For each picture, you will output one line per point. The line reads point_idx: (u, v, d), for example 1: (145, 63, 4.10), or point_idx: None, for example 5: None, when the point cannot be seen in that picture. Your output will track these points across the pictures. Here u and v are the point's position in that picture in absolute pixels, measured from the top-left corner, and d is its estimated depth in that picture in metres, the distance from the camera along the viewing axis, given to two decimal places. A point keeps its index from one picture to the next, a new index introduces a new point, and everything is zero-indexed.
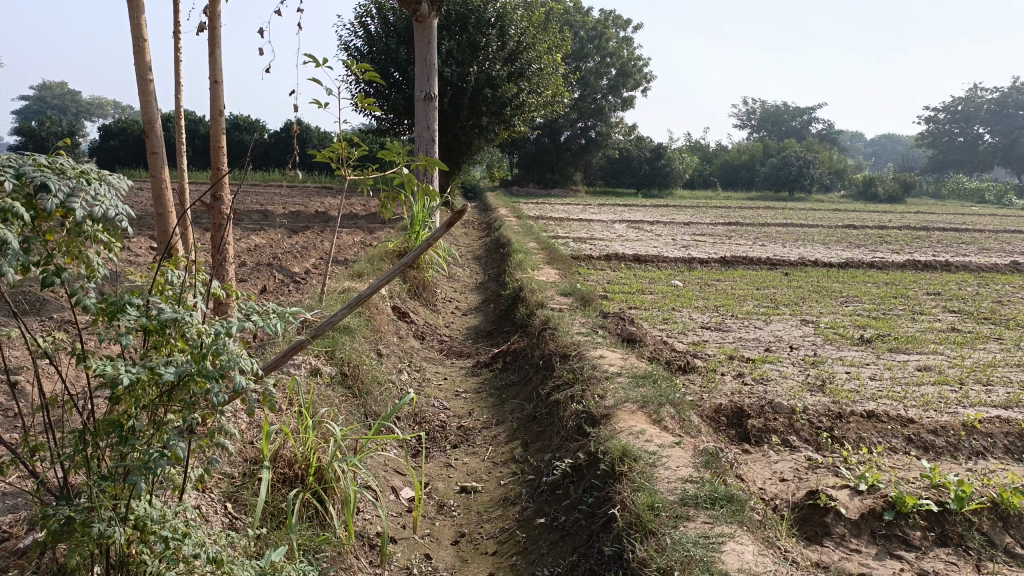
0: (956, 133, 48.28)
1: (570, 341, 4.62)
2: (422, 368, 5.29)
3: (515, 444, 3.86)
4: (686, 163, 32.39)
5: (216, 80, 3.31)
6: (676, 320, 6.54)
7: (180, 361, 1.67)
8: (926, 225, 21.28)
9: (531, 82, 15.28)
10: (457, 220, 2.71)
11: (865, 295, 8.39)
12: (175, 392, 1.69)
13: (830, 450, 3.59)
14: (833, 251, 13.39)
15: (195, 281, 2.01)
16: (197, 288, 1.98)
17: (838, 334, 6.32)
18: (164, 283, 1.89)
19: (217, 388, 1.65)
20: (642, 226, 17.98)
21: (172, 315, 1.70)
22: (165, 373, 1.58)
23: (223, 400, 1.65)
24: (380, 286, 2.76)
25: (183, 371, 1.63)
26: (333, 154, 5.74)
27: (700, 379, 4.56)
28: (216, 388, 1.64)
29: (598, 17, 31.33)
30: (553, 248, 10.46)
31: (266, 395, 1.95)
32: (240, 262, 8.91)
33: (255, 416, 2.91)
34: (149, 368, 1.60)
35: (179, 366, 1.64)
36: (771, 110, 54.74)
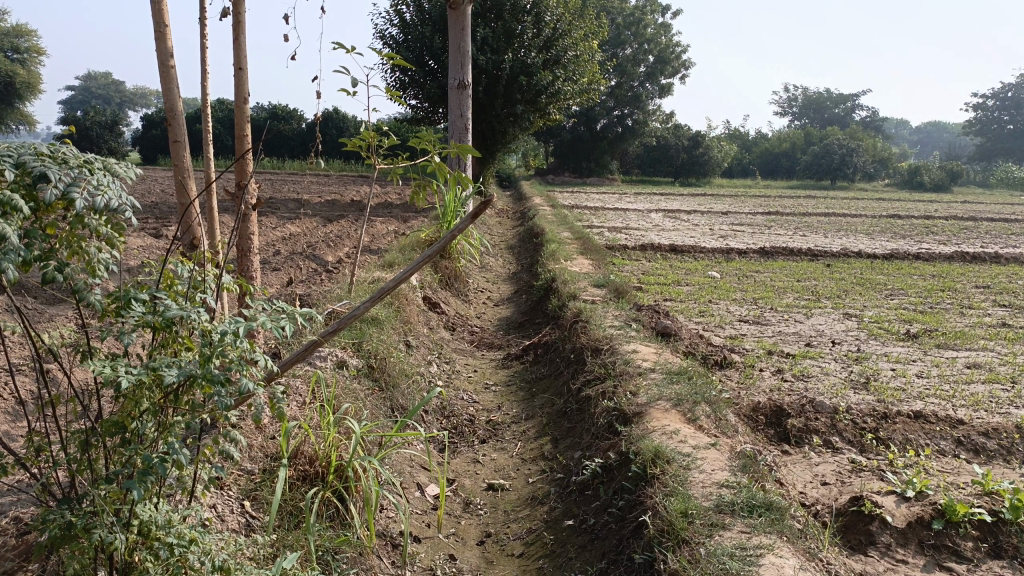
0: (1007, 120, 46.72)
1: (603, 334, 4.49)
2: (452, 360, 5.21)
3: (544, 440, 3.76)
4: (725, 151, 31.83)
5: (240, 67, 3.24)
6: (712, 313, 6.38)
7: (184, 363, 1.61)
8: (974, 215, 20.61)
9: (567, 70, 15.08)
10: (483, 210, 2.60)
11: (911, 288, 8.10)
12: (180, 395, 1.64)
13: (875, 452, 3.43)
14: (876, 241, 13.00)
15: (207, 275, 1.95)
16: (208, 283, 1.92)
17: (883, 329, 6.09)
18: (172, 278, 1.87)
19: (222, 392, 1.60)
20: (679, 215, 17.72)
21: (179, 312, 1.64)
22: (167, 376, 1.53)
23: (228, 405, 1.61)
24: (406, 277, 2.67)
25: (186, 373, 1.57)
26: (363, 143, 5.65)
27: (737, 375, 4.41)
28: (221, 393, 1.59)
29: (636, 4, 30.86)
30: (588, 238, 10.32)
31: (273, 400, 1.94)
32: (274, 251, 8.96)
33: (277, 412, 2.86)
34: (151, 369, 1.56)
35: (183, 367, 1.59)
36: (813, 97, 53.64)
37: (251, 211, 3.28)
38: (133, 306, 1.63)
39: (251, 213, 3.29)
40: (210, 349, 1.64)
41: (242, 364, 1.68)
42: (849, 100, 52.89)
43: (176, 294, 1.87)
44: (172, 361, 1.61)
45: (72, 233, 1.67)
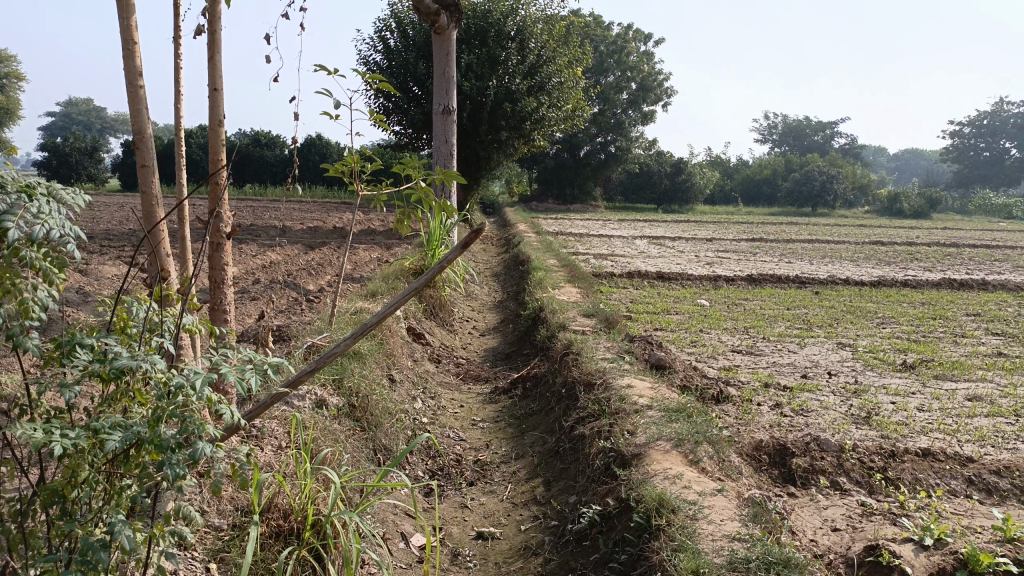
0: (983, 148, 47.46)
1: (595, 367, 4.31)
2: (437, 394, 5.00)
3: (536, 482, 3.57)
4: (707, 177, 32.01)
5: (215, 88, 3.06)
6: (705, 343, 6.22)
7: (132, 425, 1.50)
8: (955, 242, 20.73)
9: (552, 97, 15.04)
10: (473, 240, 2.43)
11: (902, 316, 8.01)
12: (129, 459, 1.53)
13: (884, 494, 3.25)
14: (862, 268, 12.97)
15: (164, 318, 1.85)
16: (165, 327, 1.82)
17: (878, 359, 5.96)
18: (125, 317, 1.77)
19: (171, 458, 1.48)
20: (663, 242, 17.66)
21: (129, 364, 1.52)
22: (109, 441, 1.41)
23: (177, 473, 1.48)
24: (389, 312, 2.50)
25: (131, 436, 1.47)
26: (346, 167, 5.48)
27: (735, 410, 4.23)
28: (171, 461, 1.47)
29: (619, 32, 31.12)
30: (574, 266, 10.18)
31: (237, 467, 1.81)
32: (253, 280, 8.74)
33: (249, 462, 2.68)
34: (91, 431, 1.46)
35: (128, 429, 1.49)
36: (793, 125, 54.32)
37: (226, 240, 3.08)
38: (77, 352, 1.52)
39: (226, 242, 3.08)
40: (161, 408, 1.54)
41: (200, 425, 1.56)
42: (828, 127, 53.59)
43: (130, 337, 1.77)
44: (116, 420, 1.50)
45: (6, 267, 1.49)
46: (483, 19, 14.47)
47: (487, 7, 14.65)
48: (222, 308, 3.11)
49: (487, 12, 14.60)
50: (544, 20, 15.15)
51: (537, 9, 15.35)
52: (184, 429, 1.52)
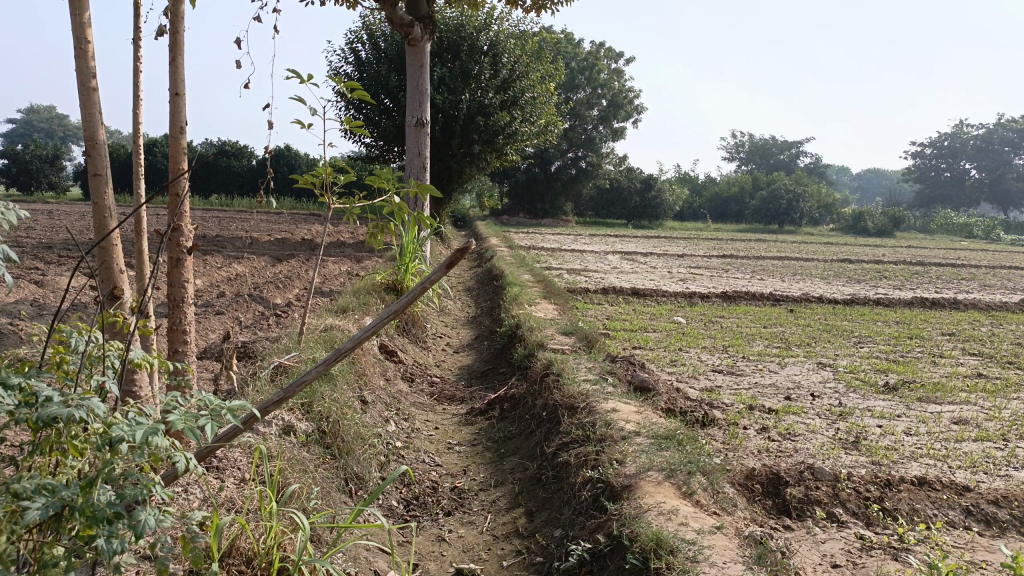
0: (943, 169, 48.47)
1: (578, 390, 4.13)
2: (410, 416, 4.78)
3: (517, 513, 3.37)
4: (676, 194, 32.20)
5: (176, 92, 2.84)
6: (684, 362, 6.08)
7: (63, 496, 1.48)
8: (922, 260, 20.99)
9: (524, 111, 14.91)
10: (458, 258, 2.22)
11: (879, 335, 7.95)
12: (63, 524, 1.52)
13: (882, 526, 3.11)
14: (834, 286, 13.00)
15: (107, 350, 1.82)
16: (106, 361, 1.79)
17: (859, 380, 5.86)
18: (64, 350, 1.73)
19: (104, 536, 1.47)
20: (635, 258, 17.60)
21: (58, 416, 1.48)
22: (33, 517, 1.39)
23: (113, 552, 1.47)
24: (365, 337, 2.30)
25: (59, 504, 1.46)
26: (317, 179, 5.25)
27: (721, 434, 4.08)
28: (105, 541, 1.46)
29: (590, 49, 31.26)
30: (549, 281, 10.02)
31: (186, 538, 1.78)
32: (217, 293, 8.45)
33: (209, 500, 2.45)
34: (12, 496, 1.45)
35: (56, 495, 1.48)
36: (760, 143, 55.06)
37: (188, 255, 2.85)
38: (5, 394, 1.49)
39: (187, 258, 2.85)
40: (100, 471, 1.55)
41: (140, 491, 1.55)
42: (794, 146, 54.38)
43: (67, 372, 1.73)
44: (44, 483, 1.50)
45: None
46: (456, 33, 14.33)
47: (460, 21, 14.52)
48: (181, 328, 2.86)
49: (459, 25, 14.47)
50: (517, 35, 15.06)
51: (510, 24, 15.26)
52: (121, 502, 1.51)
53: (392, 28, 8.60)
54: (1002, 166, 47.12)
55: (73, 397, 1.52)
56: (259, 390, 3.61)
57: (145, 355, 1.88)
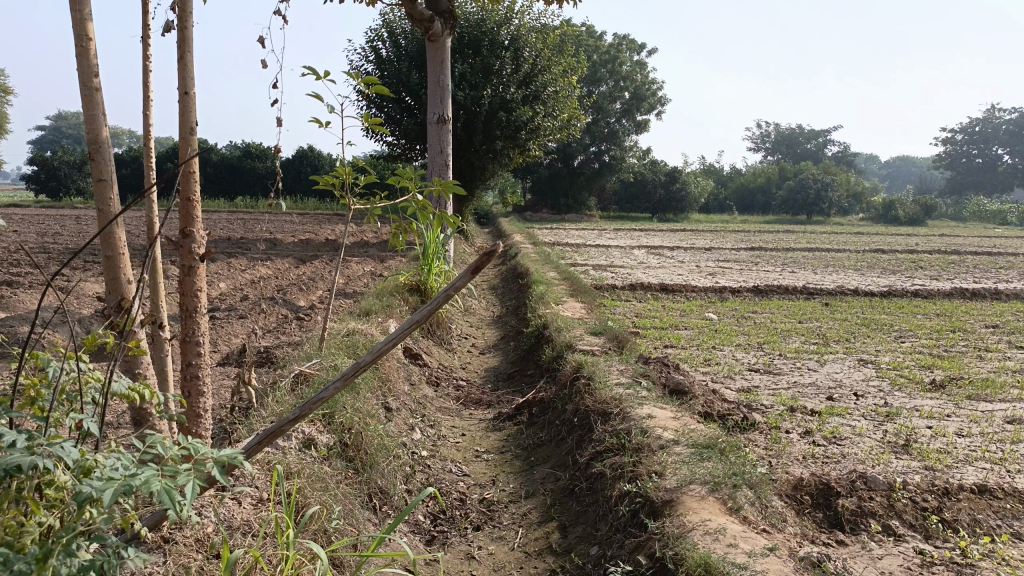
0: (975, 154, 47.37)
1: (611, 395, 3.94)
2: (436, 422, 4.62)
3: (550, 527, 3.20)
4: (702, 186, 31.79)
5: (186, 91, 2.68)
6: (719, 361, 5.86)
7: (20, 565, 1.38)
8: (957, 249, 20.45)
9: (547, 106, 14.69)
10: (485, 263, 2.04)
11: (920, 329, 7.65)
12: None
13: (943, 539, 2.89)
14: (868, 277, 12.64)
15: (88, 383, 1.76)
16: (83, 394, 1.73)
17: (903, 377, 5.60)
18: (40, 383, 1.67)
19: None
20: (662, 252, 17.32)
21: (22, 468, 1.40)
22: None
23: None
24: (389, 346, 2.11)
25: None
26: (337, 179, 5.11)
27: (763, 440, 3.88)
28: None
29: (611, 42, 30.94)
30: (575, 278, 9.82)
31: None
32: (240, 296, 8.38)
33: (223, 529, 2.30)
34: None
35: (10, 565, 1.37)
36: (786, 133, 54.29)
37: (200, 263, 2.70)
38: None
39: (199, 266, 2.70)
40: (58, 539, 1.46)
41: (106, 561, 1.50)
42: (821, 135, 53.54)
43: (40, 410, 1.67)
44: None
45: None
46: (477, 28, 14.15)
47: (480, 16, 14.34)
48: (194, 339, 2.70)
49: (480, 20, 14.28)
50: (539, 28, 14.84)
51: (531, 18, 15.04)
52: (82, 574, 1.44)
53: (412, 24, 8.43)
54: None
55: (37, 444, 1.45)
56: (278, 402, 3.47)
57: (127, 389, 1.81)
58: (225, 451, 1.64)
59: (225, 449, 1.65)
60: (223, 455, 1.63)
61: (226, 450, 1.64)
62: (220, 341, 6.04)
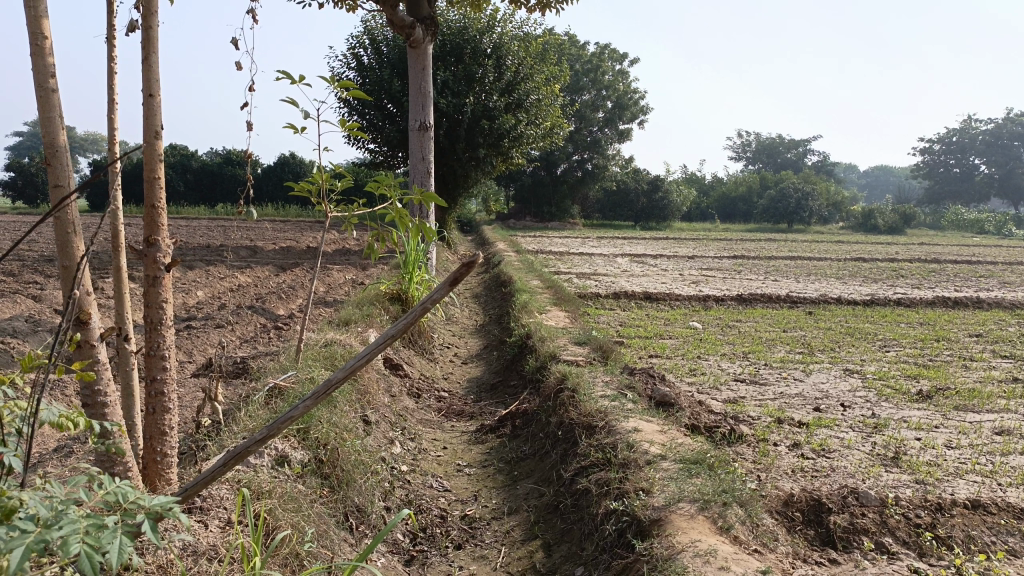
0: (952, 164, 47.92)
1: (596, 408, 3.85)
2: (417, 435, 4.49)
3: (534, 546, 3.09)
4: (684, 195, 31.89)
5: (151, 94, 2.55)
6: (705, 371, 5.79)
7: None
8: (937, 258, 20.59)
9: (530, 113, 14.63)
10: (464, 274, 1.92)
11: (904, 338, 7.63)
12: None
13: (937, 557, 2.81)
14: (850, 286, 12.66)
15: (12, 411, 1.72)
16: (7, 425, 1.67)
17: (889, 388, 5.55)
18: None
19: None
20: (645, 260, 17.28)
21: None
22: None
23: None
24: (358, 365, 1.94)
25: None
26: (313, 186, 4.98)
27: (751, 453, 3.80)
28: None
29: (594, 51, 31.00)
30: (559, 287, 9.74)
31: None
32: (218, 305, 8.22)
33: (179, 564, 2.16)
34: None
35: None
36: (766, 142, 54.72)
37: (166, 273, 2.59)
38: None
39: (164, 276, 2.58)
40: None
41: None
42: (802, 145, 53.99)
43: None
44: None
45: None
46: (459, 35, 14.08)
47: (463, 23, 14.27)
48: (159, 353, 2.57)
49: (462, 28, 14.21)
50: (521, 36, 14.80)
51: (514, 26, 15.00)
52: None
53: (393, 30, 8.33)
54: (1012, 160, 46.61)
55: None
56: (251, 416, 3.34)
57: (60, 417, 1.73)
58: (157, 499, 1.46)
59: (161, 497, 1.48)
60: (153, 503, 1.44)
61: (158, 499, 1.45)
62: (196, 351, 5.88)
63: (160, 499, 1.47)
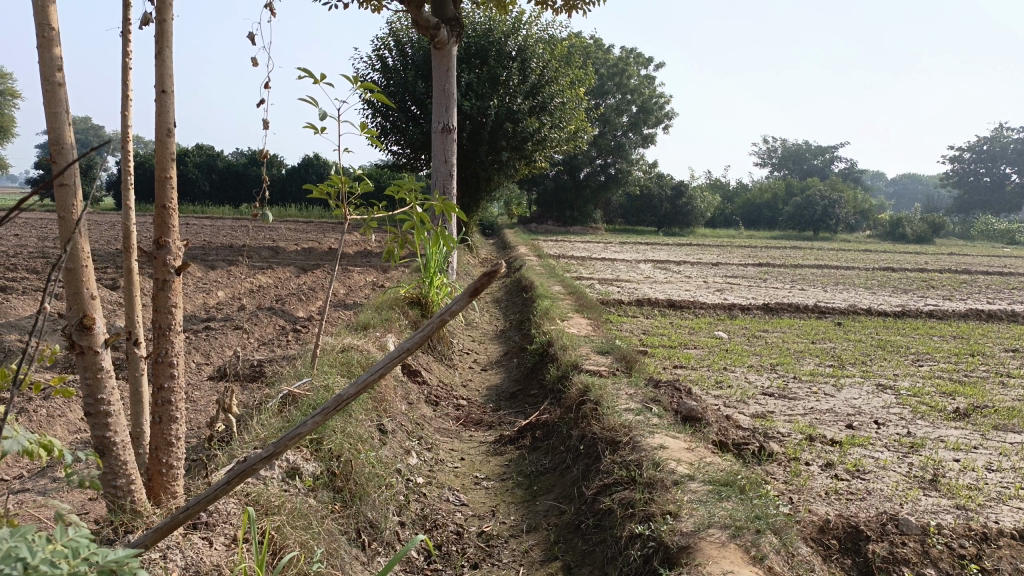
0: (983, 173, 47.10)
1: (620, 422, 3.70)
2: (434, 445, 4.37)
3: (554, 568, 2.95)
4: (708, 202, 31.59)
5: (163, 90, 2.45)
6: (731, 384, 5.62)
7: None
8: (968, 268, 20.17)
9: (554, 117, 14.49)
10: (485, 284, 1.78)
11: (937, 352, 7.39)
12: None
13: None
14: (879, 297, 12.38)
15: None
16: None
17: (924, 405, 5.35)
18: None
19: None
20: (668, 266, 17.08)
21: None
22: None
23: None
24: (368, 381, 1.80)
25: None
26: (332, 189, 4.91)
27: (782, 473, 3.64)
28: None
29: (620, 55, 30.79)
30: (581, 293, 9.59)
31: None
32: (239, 306, 8.17)
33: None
34: None
35: None
36: (792, 148, 54.20)
37: (174, 276, 2.48)
38: None
39: (174, 279, 2.48)
40: None
41: None
42: (829, 151, 53.40)
43: None
44: None
45: None
46: (484, 37, 13.98)
47: (488, 25, 14.18)
48: (167, 360, 2.47)
49: (487, 30, 14.11)
50: (547, 39, 14.67)
51: (539, 29, 14.88)
52: None
53: (417, 31, 8.26)
54: None
55: None
56: (263, 425, 3.24)
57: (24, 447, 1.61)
58: (116, 552, 1.32)
59: (120, 551, 1.34)
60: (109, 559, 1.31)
61: (118, 553, 1.32)
62: (213, 354, 5.82)
63: (118, 552, 1.33)
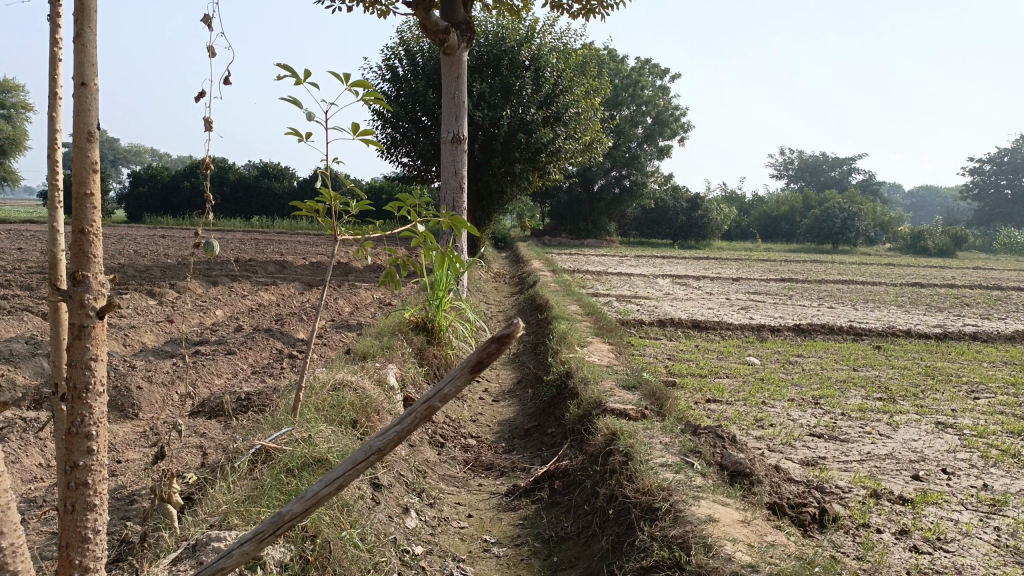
0: (1004, 184, 46.24)
1: (658, 482, 3.11)
2: (438, 499, 3.80)
3: None
4: (725, 214, 30.94)
5: (83, 83, 1.72)
6: (772, 422, 5.01)
7: None
8: (997, 283, 19.37)
9: (569, 128, 13.94)
10: (493, 355, 1.22)
11: (993, 382, 6.72)
12: None
13: None
14: (912, 316, 11.66)
15: None
16: None
17: (994, 449, 4.69)
18: None
19: None
20: (688, 282, 16.41)
21: None
22: None
23: None
24: (324, 498, 1.29)
25: None
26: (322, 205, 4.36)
27: (853, 546, 3.03)
28: None
29: (634, 67, 30.26)
30: (599, 312, 9.00)
31: None
32: (235, 327, 7.65)
33: None
34: None
35: None
36: (809, 161, 53.57)
37: (97, 320, 1.82)
38: None
39: (96, 324, 1.82)
40: None
41: None
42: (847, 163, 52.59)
43: None
44: None
45: None
46: (496, 46, 13.44)
47: (501, 33, 13.66)
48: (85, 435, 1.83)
49: (499, 38, 13.60)
50: (561, 48, 14.13)
51: (554, 37, 14.35)
52: None
53: (425, 35, 7.72)
54: None
55: None
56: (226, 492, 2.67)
57: None
58: None
59: None
60: None
61: None
62: (199, 384, 5.25)
63: None
